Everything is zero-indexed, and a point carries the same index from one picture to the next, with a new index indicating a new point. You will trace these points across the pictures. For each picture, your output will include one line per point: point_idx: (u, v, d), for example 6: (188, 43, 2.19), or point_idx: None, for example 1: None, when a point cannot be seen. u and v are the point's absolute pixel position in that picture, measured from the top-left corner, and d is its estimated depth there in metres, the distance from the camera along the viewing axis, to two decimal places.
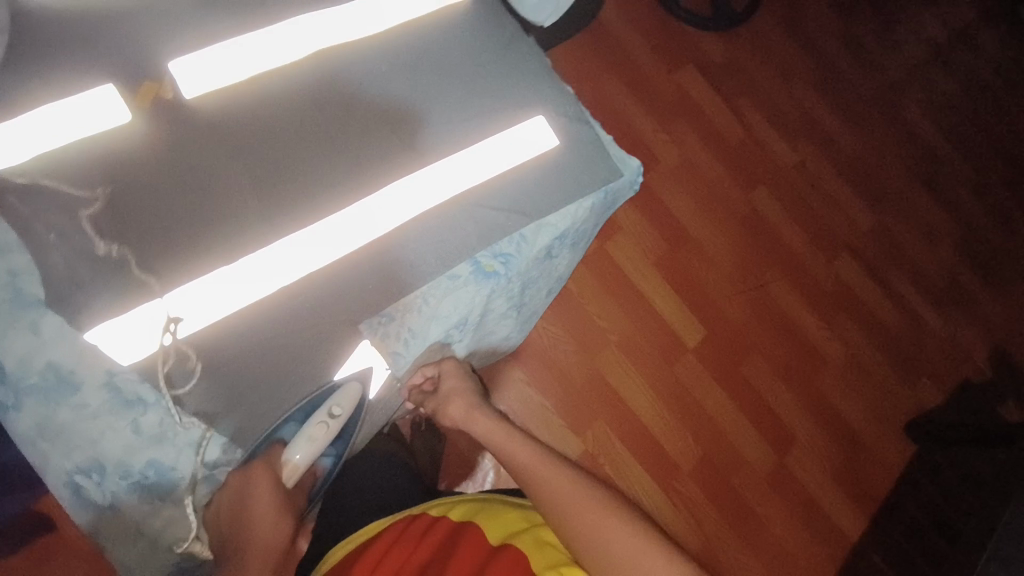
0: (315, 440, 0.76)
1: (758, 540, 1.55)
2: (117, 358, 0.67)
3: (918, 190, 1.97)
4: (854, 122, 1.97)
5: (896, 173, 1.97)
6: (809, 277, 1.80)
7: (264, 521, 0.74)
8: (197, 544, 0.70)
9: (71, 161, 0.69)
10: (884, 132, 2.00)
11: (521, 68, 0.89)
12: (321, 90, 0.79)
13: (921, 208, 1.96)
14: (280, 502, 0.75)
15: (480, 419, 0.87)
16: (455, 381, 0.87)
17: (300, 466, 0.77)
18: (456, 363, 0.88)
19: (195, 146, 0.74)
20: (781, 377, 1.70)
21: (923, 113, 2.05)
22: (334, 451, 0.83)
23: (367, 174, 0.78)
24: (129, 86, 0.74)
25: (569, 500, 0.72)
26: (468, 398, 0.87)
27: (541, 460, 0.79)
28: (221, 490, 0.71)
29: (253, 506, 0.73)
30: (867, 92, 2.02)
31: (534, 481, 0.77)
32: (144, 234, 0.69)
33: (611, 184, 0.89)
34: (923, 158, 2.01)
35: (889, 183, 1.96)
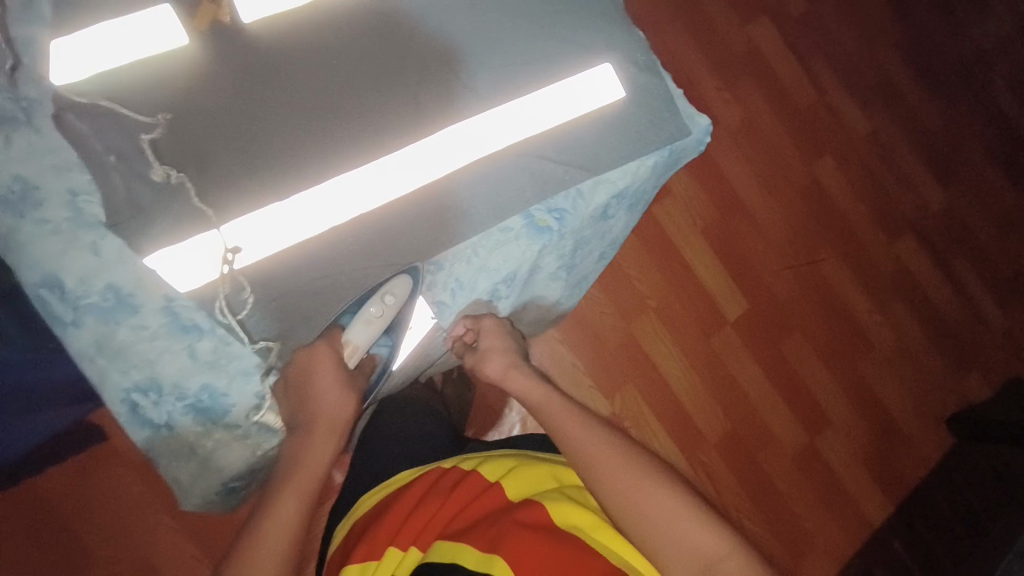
0: (372, 323, 0.76)
1: (779, 516, 1.55)
2: (173, 284, 0.67)
3: (996, 171, 1.82)
4: (937, 91, 1.81)
5: (975, 151, 1.82)
6: (865, 256, 1.70)
7: (330, 393, 0.73)
8: (272, 414, 0.73)
9: (135, 84, 0.68)
10: (967, 105, 1.83)
11: (591, 10, 0.82)
12: (379, 21, 0.75)
13: (997, 191, 1.81)
14: (342, 379, 0.74)
15: (518, 376, 0.84)
16: (494, 339, 0.84)
17: (359, 348, 0.77)
18: (496, 319, 0.85)
19: (253, 73, 0.71)
20: (821, 358, 1.64)
21: (1012, 86, 1.86)
22: (388, 341, 0.82)
23: (423, 113, 0.75)
24: (187, 8, 0.72)
25: (601, 459, 0.72)
26: (508, 356, 0.84)
27: (572, 417, 0.78)
28: (282, 384, 0.72)
29: (317, 386, 0.72)
30: (955, 59, 1.83)
31: (566, 438, 0.76)
32: (202, 163, 0.69)
33: (678, 142, 0.83)
34: (1005, 136, 1.84)
35: (965, 162, 1.81)
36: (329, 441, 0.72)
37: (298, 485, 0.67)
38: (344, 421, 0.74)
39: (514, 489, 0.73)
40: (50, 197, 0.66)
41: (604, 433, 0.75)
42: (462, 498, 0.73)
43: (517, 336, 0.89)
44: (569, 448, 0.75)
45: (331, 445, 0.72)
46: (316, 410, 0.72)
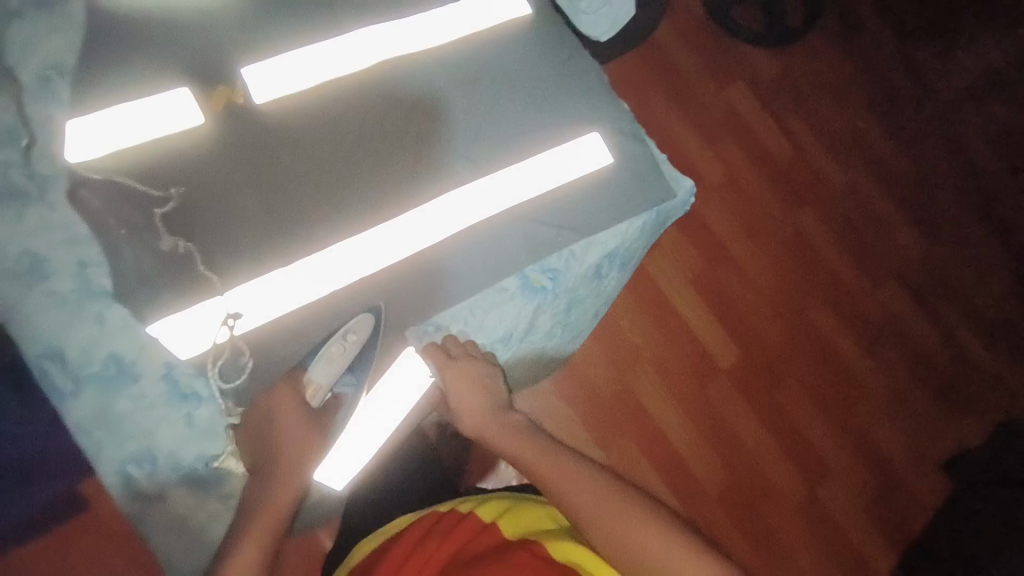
0: (335, 362, 0.73)
1: (784, 571, 1.51)
2: (175, 351, 0.69)
3: (972, 219, 1.87)
4: (908, 145, 1.90)
5: (951, 200, 1.88)
6: (851, 304, 1.74)
7: (293, 434, 0.72)
8: (234, 459, 0.72)
9: (154, 162, 0.72)
10: (940, 157, 1.90)
11: (579, 85, 0.88)
12: (384, 98, 0.81)
13: (975, 237, 1.86)
14: (308, 419, 0.73)
15: (493, 423, 0.79)
16: (463, 390, 0.76)
17: (321, 387, 0.73)
18: (460, 366, 0.75)
19: (262, 147, 0.76)
20: (817, 406, 1.65)
21: (983, 137, 1.93)
22: (351, 378, 0.76)
23: (422, 181, 0.79)
24: (204, 90, 0.76)
25: (593, 508, 0.68)
26: (485, 405, 0.78)
27: (562, 460, 0.73)
28: (245, 424, 0.72)
29: (281, 423, 0.72)
30: (924, 114, 1.92)
31: (555, 487, 0.72)
32: (209, 233, 0.72)
33: (664, 205, 0.87)
34: (978, 187, 1.91)
35: (941, 211, 1.87)
36: (293, 480, 0.71)
37: (263, 520, 0.67)
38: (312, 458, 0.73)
39: (514, 529, 0.75)
40: (60, 269, 0.69)
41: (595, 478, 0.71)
42: (462, 537, 0.74)
43: (497, 373, 0.79)
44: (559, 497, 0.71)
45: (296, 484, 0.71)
46: (277, 452, 0.71)
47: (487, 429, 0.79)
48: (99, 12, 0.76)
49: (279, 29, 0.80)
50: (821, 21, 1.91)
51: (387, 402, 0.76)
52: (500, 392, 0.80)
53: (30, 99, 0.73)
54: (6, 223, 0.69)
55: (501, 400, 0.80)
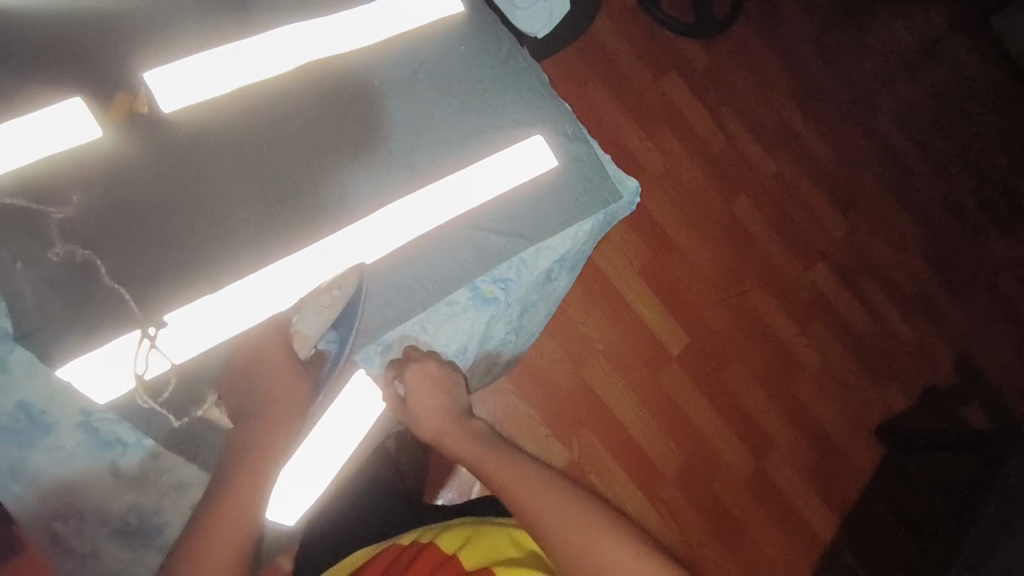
0: (324, 311, 0.70)
1: (736, 542, 1.59)
2: (91, 396, 0.63)
3: (888, 199, 2.01)
4: (830, 131, 2.00)
5: (869, 182, 2.01)
6: (786, 285, 1.83)
7: (281, 380, 0.67)
8: (219, 411, 0.69)
9: (47, 182, 0.64)
10: (858, 142, 2.02)
11: (520, 85, 0.86)
12: (314, 104, 0.75)
13: (892, 215, 2.00)
14: (296, 367, 0.69)
15: (456, 430, 0.74)
16: (422, 394, 0.72)
17: (309, 338, 0.71)
18: (421, 367, 0.72)
19: (178, 161, 0.69)
20: (759, 383, 1.73)
21: (896, 121, 2.07)
22: (338, 335, 0.73)
23: (359, 193, 0.75)
24: (101, 100, 0.68)
25: (570, 534, 0.65)
26: (448, 406, 0.74)
27: (539, 482, 0.69)
28: (227, 376, 0.67)
29: (266, 375, 0.67)
30: (843, 101, 2.03)
31: (532, 511, 0.67)
32: (122, 260, 0.65)
33: (611, 206, 0.87)
34: (892, 168, 2.04)
35: (861, 192, 1.99)
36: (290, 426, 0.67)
37: (249, 469, 0.65)
38: (302, 407, 0.69)
39: (476, 562, 0.73)
40: None
41: (573, 500, 0.67)
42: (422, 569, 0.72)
43: (458, 379, 0.76)
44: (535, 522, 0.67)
45: (290, 429, 0.67)
46: (264, 398, 0.67)
47: (449, 436, 0.74)
48: None
49: (187, 31, 0.73)
50: (746, 13, 1.98)
51: (343, 427, 0.72)
52: (460, 395, 0.76)
53: None
54: None
55: (460, 406, 0.75)
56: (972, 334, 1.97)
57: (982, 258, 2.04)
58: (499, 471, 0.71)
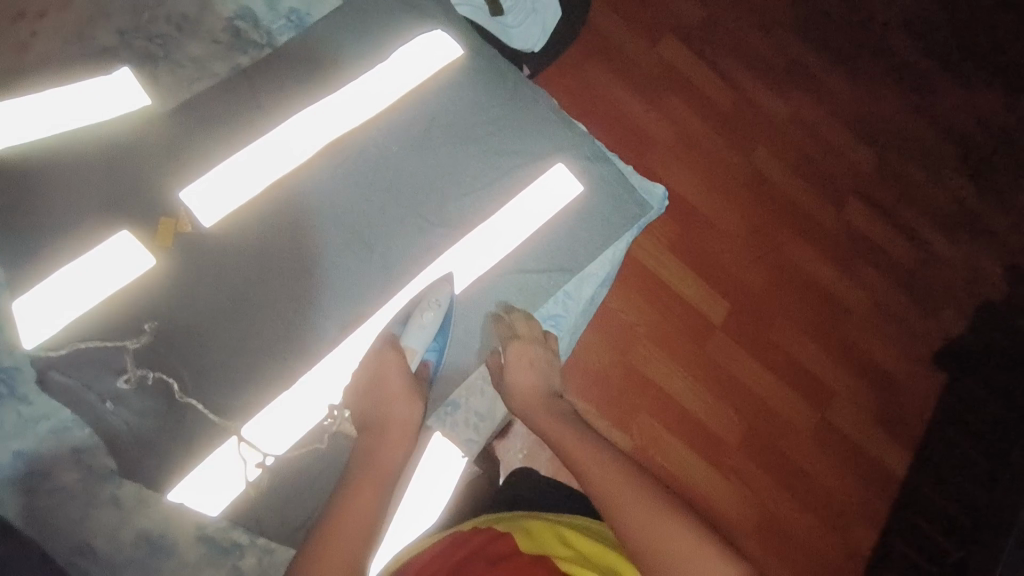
0: (426, 328, 0.73)
1: (810, 497, 1.46)
2: (204, 510, 0.67)
3: (917, 115, 1.78)
4: (849, 53, 1.78)
5: (894, 103, 1.77)
6: (813, 225, 1.64)
7: (396, 402, 0.67)
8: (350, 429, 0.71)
9: (114, 317, 0.67)
10: (879, 58, 1.79)
11: (531, 118, 0.85)
12: (336, 184, 0.76)
13: (924, 133, 1.77)
14: (409, 385, 0.69)
15: (540, 409, 0.72)
16: (522, 368, 0.73)
17: (416, 354, 0.72)
18: (526, 345, 0.74)
19: (227, 268, 0.71)
20: (811, 334, 1.56)
21: (915, 25, 1.83)
22: (437, 344, 0.75)
23: (400, 262, 0.76)
24: (145, 229, 0.71)
25: (629, 508, 0.58)
26: (540, 387, 0.73)
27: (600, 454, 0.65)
28: (353, 387, 0.69)
29: (386, 388, 0.67)
30: (856, 16, 1.81)
31: (590, 480, 0.63)
32: (199, 378, 0.68)
33: (643, 219, 0.87)
34: (911, 82, 1.79)
35: (888, 114, 1.76)
36: (402, 444, 0.65)
37: (370, 486, 0.60)
38: (413, 430, 0.67)
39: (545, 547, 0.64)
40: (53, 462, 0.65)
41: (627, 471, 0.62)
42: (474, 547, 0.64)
43: (555, 363, 0.76)
44: (594, 497, 0.62)
45: (400, 454, 0.64)
46: (382, 419, 0.66)
47: (537, 410, 0.72)
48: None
49: (207, 143, 0.74)
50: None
51: (427, 491, 0.77)
52: (554, 379, 0.75)
53: None
54: None
55: (552, 386, 0.74)
56: None
57: None
58: (566, 442, 0.68)
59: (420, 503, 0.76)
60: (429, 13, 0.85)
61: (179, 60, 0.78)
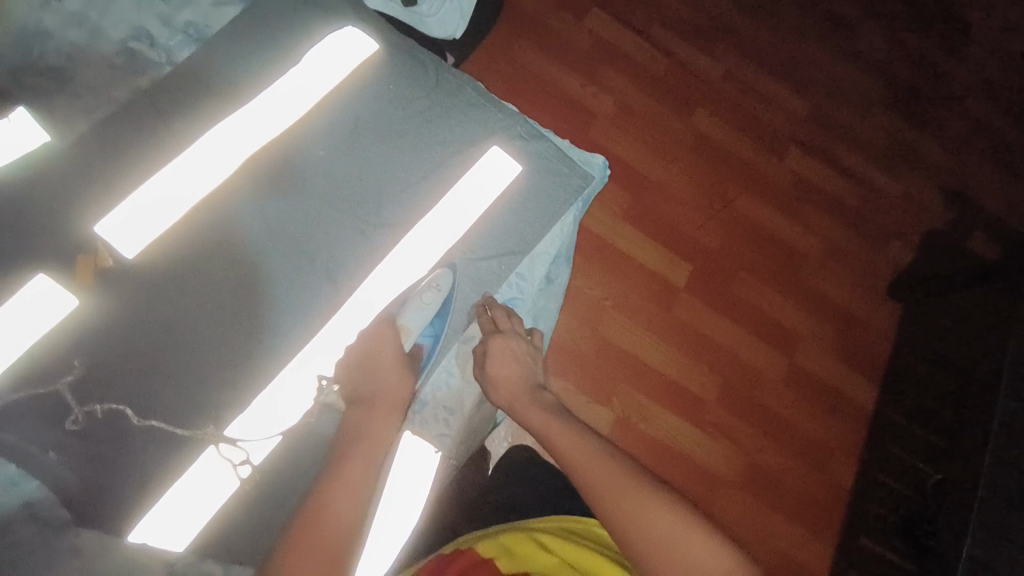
0: (426, 309, 0.74)
1: (790, 439, 1.51)
2: (171, 545, 0.63)
3: (841, 57, 1.82)
4: (769, 7, 1.81)
5: (818, 49, 1.81)
6: (758, 177, 1.68)
7: (389, 376, 0.68)
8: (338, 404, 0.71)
9: (45, 363, 0.64)
10: (798, 8, 1.83)
11: (459, 103, 0.84)
12: (266, 196, 0.74)
13: (849, 73, 1.82)
14: (404, 365, 0.70)
15: (525, 399, 0.74)
16: (503, 362, 0.75)
17: (412, 336, 0.73)
18: (507, 339, 0.76)
19: (160, 299, 0.69)
20: (770, 283, 1.60)
21: None
22: (433, 328, 0.76)
23: (345, 265, 0.75)
24: (63, 268, 0.67)
25: (623, 499, 0.59)
26: (524, 381, 0.76)
27: (604, 458, 0.64)
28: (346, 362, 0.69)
29: (381, 364, 0.68)
30: None
31: (581, 474, 0.63)
32: (150, 415, 0.66)
33: (586, 190, 0.87)
34: (830, 27, 1.84)
35: (814, 60, 1.80)
36: (391, 420, 0.66)
37: (364, 452, 0.63)
38: (403, 404, 0.68)
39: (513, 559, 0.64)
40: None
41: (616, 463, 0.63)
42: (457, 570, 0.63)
43: (536, 358, 0.79)
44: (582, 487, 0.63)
45: (391, 425, 0.66)
46: (375, 392, 0.67)
47: (535, 410, 0.73)
48: None
49: (119, 172, 0.71)
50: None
51: (405, 501, 0.73)
52: (536, 371, 0.78)
53: None
54: None
55: (534, 380, 0.77)
56: (973, 163, 1.83)
57: (961, 79, 1.89)
58: (568, 451, 0.66)
59: (403, 505, 0.73)
60: (336, 11, 0.83)
61: (77, 91, 0.74)
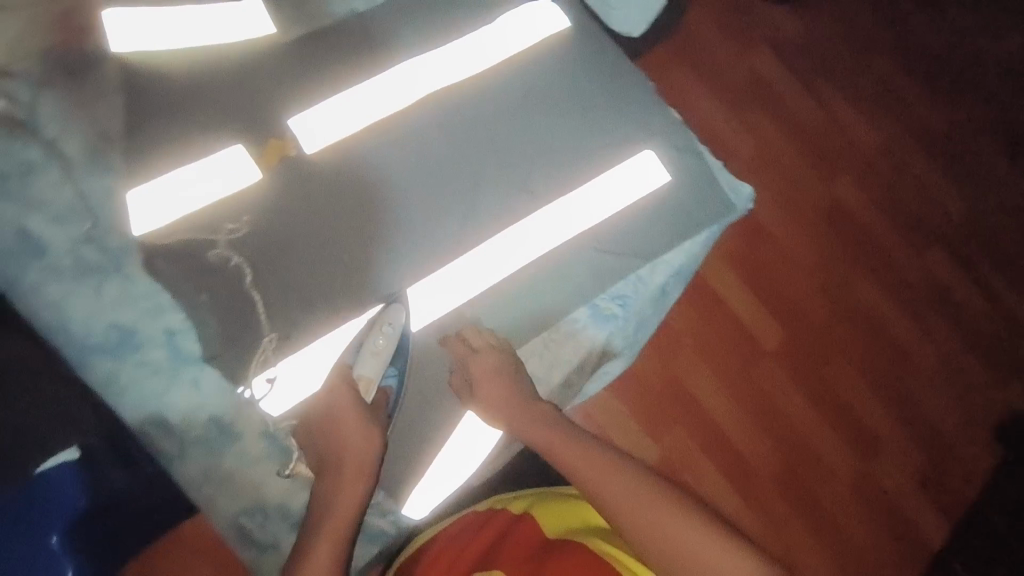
0: (380, 353, 0.72)
1: (841, 547, 1.37)
2: (269, 411, 0.72)
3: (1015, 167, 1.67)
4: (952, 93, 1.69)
5: (992, 152, 1.68)
6: (883, 265, 1.55)
7: (351, 433, 0.68)
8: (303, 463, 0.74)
9: (219, 217, 0.72)
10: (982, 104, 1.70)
11: (629, 99, 0.86)
12: (435, 135, 0.80)
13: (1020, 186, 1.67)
14: (363, 414, 0.69)
15: (520, 416, 0.74)
16: (485, 381, 0.73)
17: (372, 380, 0.71)
18: (483, 360, 0.74)
19: (320, 195, 0.75)
20: (864, 377, 1.48)
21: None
22: (394, 367, 0.74)
23: (483, 217, 0.79)
24: (256, 144, 0.76)
25: (641, 511, 0.63)
26: (513, 400, 0.74)
27: (646, 493, 0.64)
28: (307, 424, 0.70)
29: (339, 428, 0.68)
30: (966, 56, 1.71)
31: (590, 487, 0.67)
32: (282, 292, 0.72)
33: (725, 219, 0.87)
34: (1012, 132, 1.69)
35: (983, 162, 1.67)
36: (359, 482, 0.68)
37: (335, 523, 0.66)
38: (373, 457, 0.69)
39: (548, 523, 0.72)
40: (149, 338, 0.71)
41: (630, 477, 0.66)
42: (495, 533, 0.73)
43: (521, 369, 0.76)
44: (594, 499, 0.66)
45: (360, 484, 0.68)
46: (341, 453, 0.68)
47: (543, 434, 0.73)
48: (130, 77, 0.74)
49: (316, 77, 0.79)
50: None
51: (467, 449, 0.78)
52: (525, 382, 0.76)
53: (85, 170, 0.72)
54: (88, 298, 0.70)
55: (524, 391, 0.75)
56: None
57: None
58: (605, 492, 0.66)
59: (463, 453, 0.78)
60: None
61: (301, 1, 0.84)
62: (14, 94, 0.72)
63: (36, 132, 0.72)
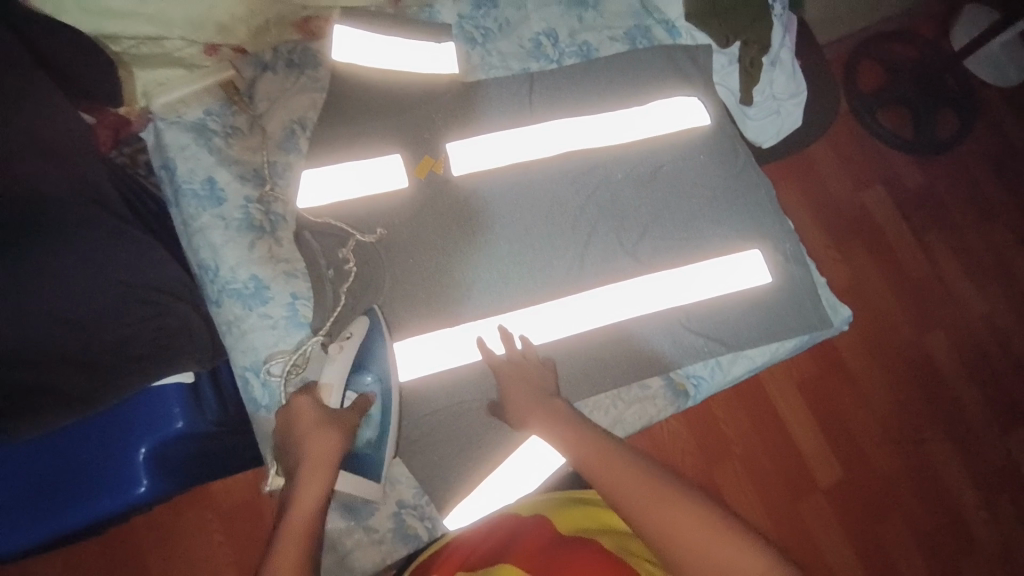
0: (342, 357, 0.72)
1: None
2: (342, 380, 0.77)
3: None
4: None
5: None
6: (968, 433, 1.34)
7: (310, 434, 0.65)
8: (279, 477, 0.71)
9: (364, 212, 0.82)
10: None
11: (749, 199, 0.91)
12: (562, 187, 0.88)
13: None
14: (323, 416, 0.67)
15: (537, 407, 0.72)
16: (517, 383, 0.75)
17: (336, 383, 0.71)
18: (521, 367, 0.76)
19: (449, 214, 0.84)
20: (922, 551, 1.26)
21: None
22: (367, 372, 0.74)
23: (588, 269, 0.85)
24: (412, 158, 0.86)
25: (639, 499, 0.58)
26: (537, 394, 0.73)
27: (658, 495, 0.58)
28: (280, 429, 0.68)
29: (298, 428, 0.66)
30: None
31: (601, 484, 0.62)
32: (394, 289, 0.80)
33: (818, 331, 0.88)
34: None
35: None
36: (321, 480, 0.63)
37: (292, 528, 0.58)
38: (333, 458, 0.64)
39: (568, 522, 0.68)
40: (276, 297, 0.80)
41: (640, 467, 0.62)
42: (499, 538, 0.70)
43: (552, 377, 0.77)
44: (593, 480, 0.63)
45: (319, 480, 0.62)
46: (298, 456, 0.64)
47: (558, 428, 0.69)
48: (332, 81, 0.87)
49: (482, 117, 0.89)
50: (975, 133, 1.55)
51: (511, 478, 0.78)
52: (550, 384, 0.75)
53: (275, 146, 0.85)
54: (240, 250, 0.80)
55: (549, 389, 0.74)
56: None
57: None
58: (620, 487, 0.60)
59: (512, 484, 0.78)
60: (692, 85, 0.97)
61: (491, 49, 0.95)
62: (241, 69, 0.88)
63: (248, 107, 0.87)
